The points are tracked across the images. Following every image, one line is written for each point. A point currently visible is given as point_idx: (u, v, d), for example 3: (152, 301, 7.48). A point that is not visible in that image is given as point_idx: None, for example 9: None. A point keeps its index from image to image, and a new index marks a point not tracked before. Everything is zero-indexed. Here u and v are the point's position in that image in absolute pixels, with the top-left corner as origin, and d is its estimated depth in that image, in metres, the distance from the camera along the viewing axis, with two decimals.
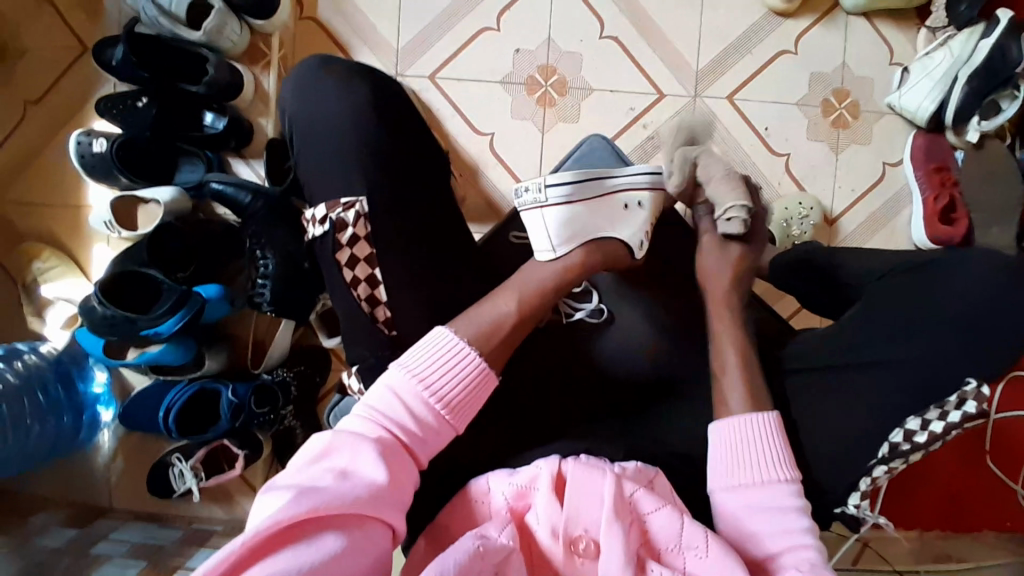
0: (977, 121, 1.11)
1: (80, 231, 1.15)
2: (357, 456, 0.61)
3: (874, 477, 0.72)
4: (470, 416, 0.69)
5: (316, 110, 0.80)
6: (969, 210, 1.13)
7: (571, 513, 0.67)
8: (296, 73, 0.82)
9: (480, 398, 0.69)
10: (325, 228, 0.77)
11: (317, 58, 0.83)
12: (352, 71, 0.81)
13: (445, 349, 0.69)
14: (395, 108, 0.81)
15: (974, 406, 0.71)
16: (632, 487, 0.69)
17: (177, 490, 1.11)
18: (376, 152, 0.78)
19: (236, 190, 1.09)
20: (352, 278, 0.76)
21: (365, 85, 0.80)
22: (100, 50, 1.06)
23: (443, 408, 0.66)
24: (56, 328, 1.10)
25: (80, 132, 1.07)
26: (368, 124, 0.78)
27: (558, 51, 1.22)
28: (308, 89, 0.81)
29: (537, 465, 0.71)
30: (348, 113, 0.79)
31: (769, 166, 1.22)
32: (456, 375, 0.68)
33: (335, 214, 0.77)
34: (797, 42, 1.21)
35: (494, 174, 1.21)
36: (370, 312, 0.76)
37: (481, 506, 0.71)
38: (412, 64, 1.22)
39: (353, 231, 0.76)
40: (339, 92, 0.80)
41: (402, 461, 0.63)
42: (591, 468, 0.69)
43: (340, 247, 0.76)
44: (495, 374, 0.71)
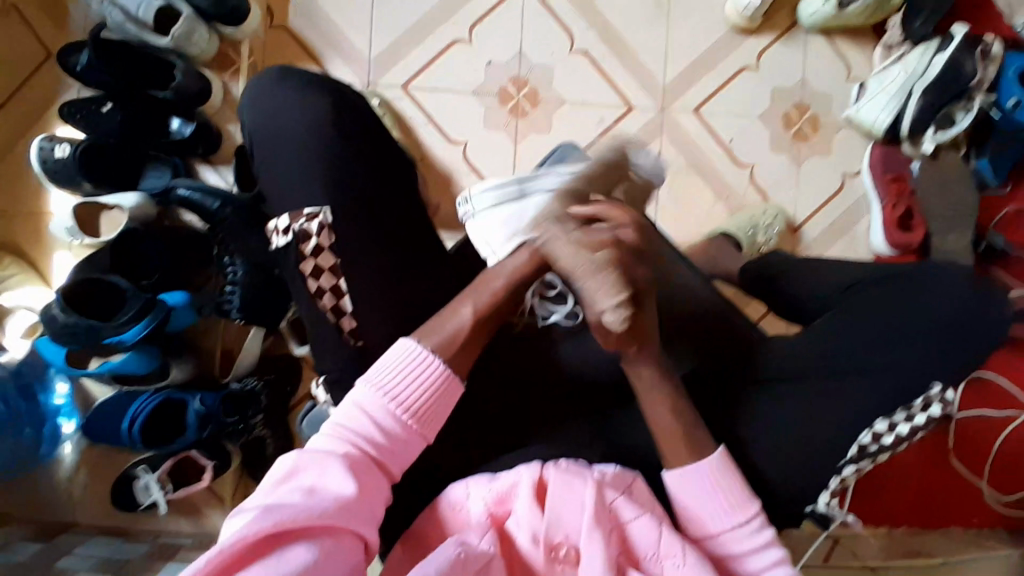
0: (931, 133, 1.17)
1: (42, 238, 1.12)
2: (324, 472, 0.61)
3: (844, 476, 0.76)
4: (437, 425, 0.70)
5: (272, 116, 0.76)
6: (926, 219, 1.18)
7: (552, 519, 0.67)
8: (257, 81, 0.78)
9: (447, 406, 0.70)
10: (289, 238, 0.73)
11: (275, 66, 0.79)
12: (311, 74, 0.78)
13: (408, 359, 0.69)
14: (359, 115, 0.78)
15: (938, 408, 0.78)
16: (613, 495, 0.69)
17: (142, 504, 1.09)
18: (343, 159, 0.75)
19: (203, 196, 1.06)
20: (317, 288, 0.73)
21: (327, 92, 0.77)
22: (65, 55, 1.05)
23: (409, 417, 0.67)
24: (15, 338, 1.05)
25: (41, 137, 1.05)
26: (334, 125, 0.75)
27: (530, 63, 1.24)
28: (266, 96, 0.77)
29: (517, 471, 0.72)
30: (307, 114, 0.76)
31: (735, 176, 1.26)
32: (421, 383, 0.68)
33: (298, 224, 0.73)
34: (759, 58, 1.26)
35: (468, 183, 1.23)
36: (336, 322, 0.74)
37: (458, 511, 0.71)
38: (385, 74, 1.23)
39: (317, 241, 0.73)
40: (304, 96, 0.76)
41: (370, 473, 0.63)
42: (573, 476, 0.70)
43: (304, 258, 0.73)
44: (461, 381, 0.72)
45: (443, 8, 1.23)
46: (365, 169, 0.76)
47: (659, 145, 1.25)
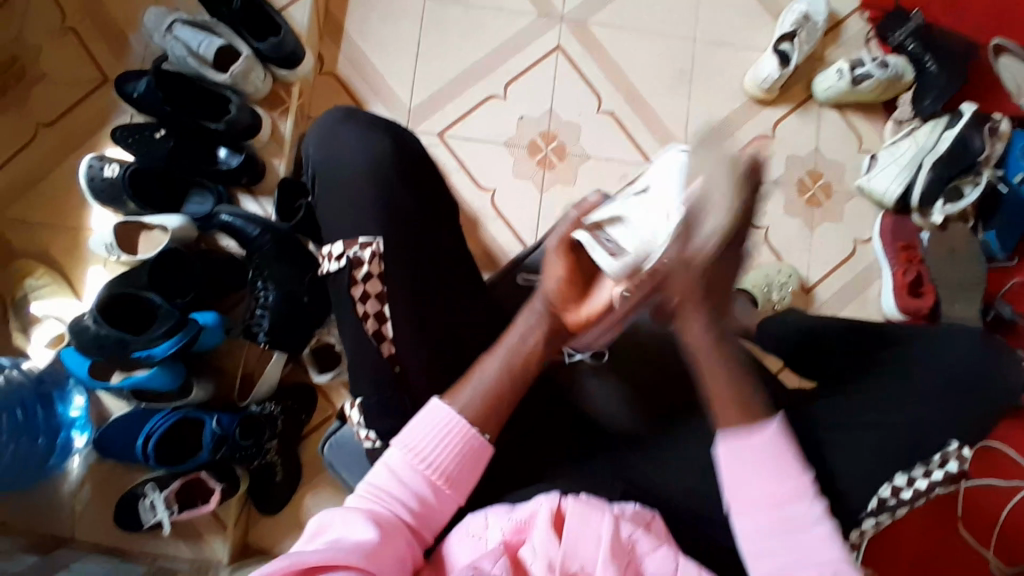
0: (940, 205, 1.22)
1: (81, 252, 1.16)
2: (348, 526, 0.68)
3: (865, 530, 0.80)
4: (467, 483, 0.74)
5: (330, 152, 0.82)
6: (935, 286, 1.21)
7: (568, 549, 0.68)
8: (322, 124, 0.85)
9: (476, 464, 0.75)
10: (341, 264, 0.78)
11: (338, 109, 0.86)
12: (372, 118, 0.84)
13: (438, 424, 0.74)
14: (412, 154, 0.84)
15: (955, 466, 0.80)
16: (630, 529, 0.71)
17: (146, 523, 1.07)
18: (395, 194, 0.80)
19: (245, 223, 1.11)
20: (363, 312, 0.77)
21: (389, 135, 0.83)
22: (123, 81, 1.12)
23: (437, 476, 0.73)
24: (41, 347, 1.09)
25: (93, 156, 1.12)
26: (390, 156, 0.81)
27: (559, 120, 1.31)
28: (330, 134, 0.83)
29: (537, 500, 0.72)
30: (365, 151, 0.81)
31: (749, 236, 1.31)
32: (447, 442, 0.73)
33: (351, 252, 0.78)
34: (776, 127, 1.33)
35: (493, 227, 1.27)
36: (377, 346, 0.77)
37: (475, 540, 0.71)
38: (422, 122, 1.30)
39: (368, 269, 0.77)
40: (368, 136, 0.82)
41: (395, 529, 0.69)
42: (590, 508, 0.70)
43: (354, 284, 0.77)
44: (489, 442, 0.75)
45: (481, 65, 1.32)
46: (412, 198, 0.81)
47: None
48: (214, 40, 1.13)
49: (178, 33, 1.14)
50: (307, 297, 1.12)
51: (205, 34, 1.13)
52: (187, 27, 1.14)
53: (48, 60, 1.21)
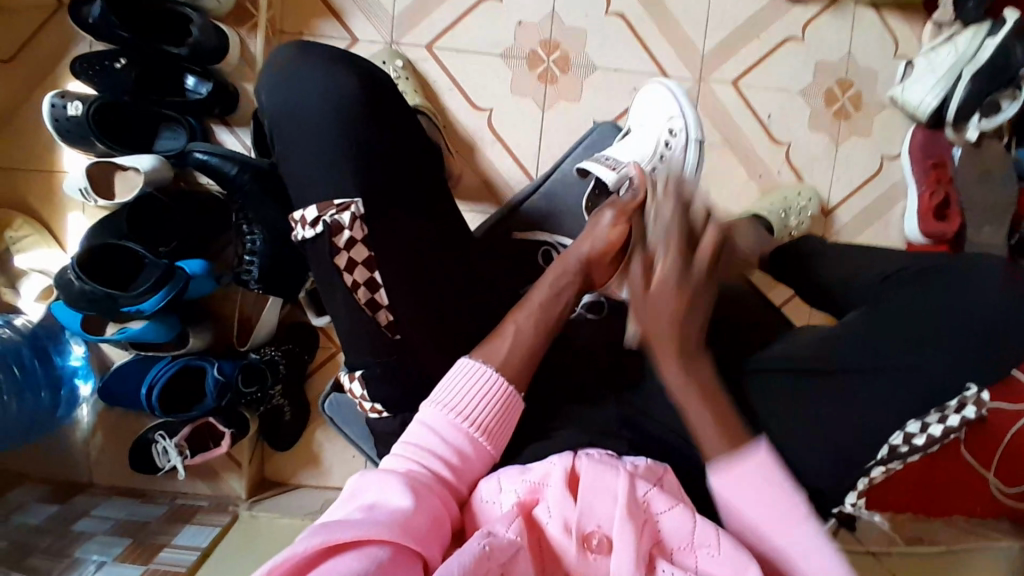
0: (976, 120, 1.12)
1: (54, 198, 1.08)
2: (383, 490, 0.60)
3: (871, 477, 0.74)
4: (502, 442, 0.70)
5: (292, 104, 0.72)
6: (963, 208, 1.14)
7: (585, 506, 0.62)
8: (283, 56, 0.74)
9: (510, 423, 0.71)
10: (317, 231, 0.70)
11: (298, 44, 0.76)
12: (333, 55, 0.74)
13: (472, 379, 0.70)
14: (387, 97, 0.74)
15: (972, 410, 0.73)
16: (644, 488, 0.64)
17: (161, 468, 1.09)
18: (367, 139, 0.72)
19: (221, 161, 1.02)
20: (352, 282, 0.70)
21: (354, 70, 0.73)
22: (76, 7, 0.98)
23: (475, 430, 0.68)
24: (30, 301, 1.05)
25: (53, 94, 0.99)
26: (364, 100, 0.72)
27: (563, 25, 1.17)
28: (280, 77, 0.74)
29: (550, 461, 0.66)
30: (327, 90, 0.72)
31: (769, 155, 1.21)
32: (489, 398, 0.70)
33: (329, 216, 0.69)
34: (805, 29, 1.19)
35: (492, 153, 1.18)
36: (371, 316, 0.71)
37: (490, 505, 0.65)
38: (408, 33, 1.16)
39: (350, 234, 0.69)
40: (333, 73, 0.72)
41: (433, 492, 0.62)
42: (605, 467, 0.65)
43: (337, 251, 0.70)
44: (522, 399, 0.73)
45: None
46: (399, 159, 0.73)
47: None
48: None
49: None
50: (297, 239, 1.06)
51: None
52: None
53: None
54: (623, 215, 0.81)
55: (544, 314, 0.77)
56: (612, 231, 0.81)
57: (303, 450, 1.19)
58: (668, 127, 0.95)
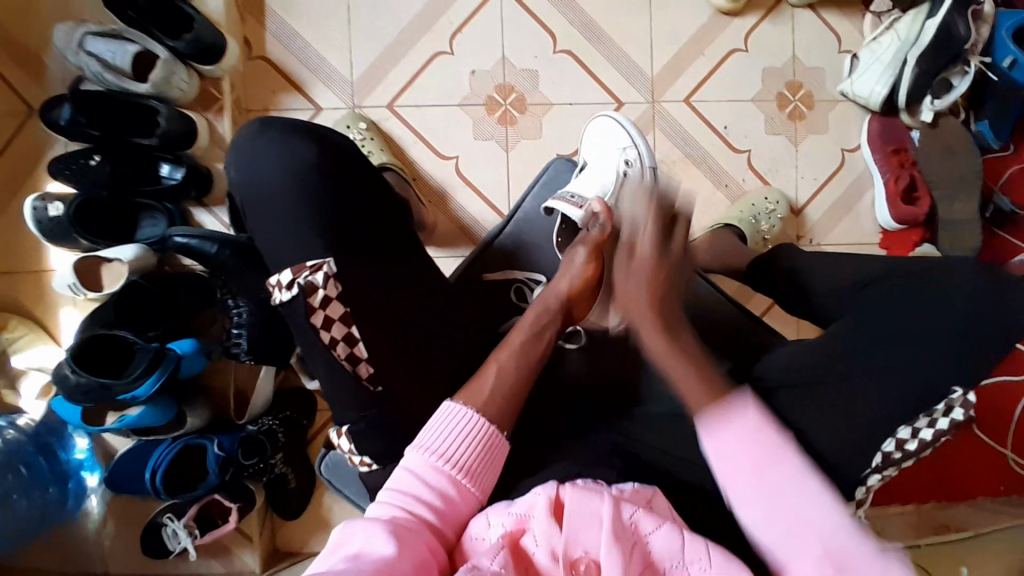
0: (929, 101, 1.16)
1: (46, 296, 1.11)
2: (368, 538, 0.59)
3: (869, 487, 0.70)
4: (485, 480, 0.70)
5: (254, 180, 0.74)
6: (929, 188, 1.17)
7: (570, 532, 0.62)
8: (237, 137, 0.76)
9: (497, 460, 0.71)
10: (292, 293, 0.69)
11: (254, 121, 0.77)
12: (289, 128, 0.76)
13: (454, 422, 0.70)
14: (344, 164, 0.76)
15: (962, 413, 0.69)
16: (632, 511, 0.64)
17: (172, 551, 1.08)
18: (331, 205, 0.73)
19: (201, 242, 1.05)
20: (329, 339, 0.69)
21: (314, 141, 0.75)
22: (45, 109, 1.01)
23: (461, 473, 0.68)
24: (31, 399, 1.07)
25: (34, 197, 1.03)
26: (322, 168, 0.74)
27: (515, 68, 1.22)
28: (243, 156, 0.75)
29: (534, 492, 0.66)
30: (284, 165, 0.74)
31: (731, 163, 1.24)
32: (470, 439, 0.69)
33: (303, 278, 0.70)
34: (748, 39, 1.23)
35: (462, 197, 1.22)
36: (352, 371, 0.71)
37: (479, 543, 0.65)
38: (368, 96, 1.21)
39: (325, 293, 0.70)
40: (289, 147, 0.74)
41: (417, 537, 0.62)
42: (589, 492, 0.65)
43: (313, 311, 0.69)
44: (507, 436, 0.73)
45: (421, 21, 1.21)
46: (361, 212, 0.75)
47: (652, 137, 1.23)
48: (126, 48, 1.04)
49: (88, 47, 1.03)
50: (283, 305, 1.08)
51: (115, 42, 1.04)
52: (96, 37, 1.04)
53: None
54: (594, 252, 0.85)
55: (527, 348, 0.78)
56: (584, 268, 0.85)
57: (314, 514, 1.19)
58: (624, 158, 0.99)
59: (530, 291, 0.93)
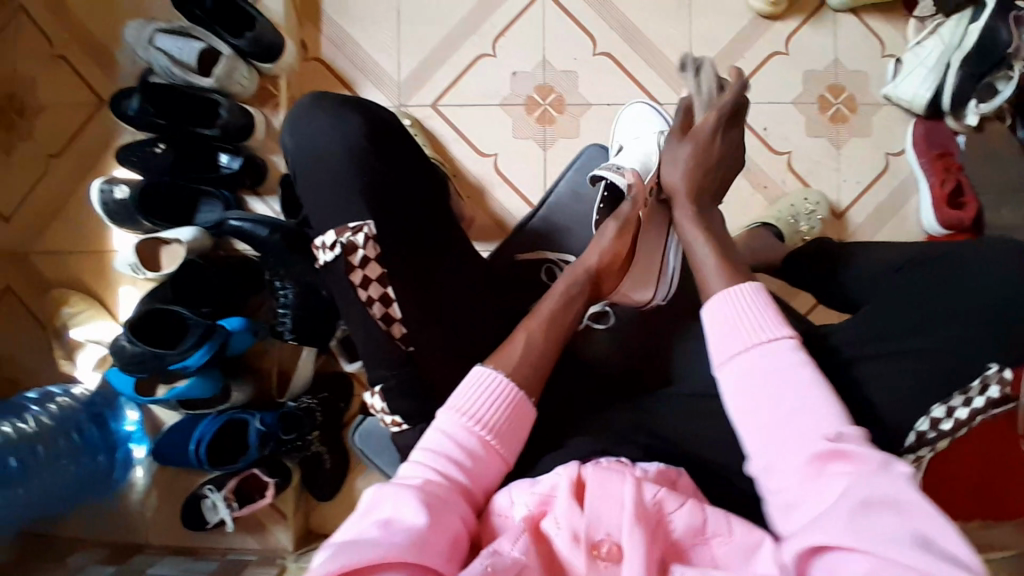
0: (975, 104, 1.14)
1: (106, 275, 1.18)
2: (401, 504, 0.60)
3: (903, 467, 0.71)
4: (513, 443, 0.71)
5: (306, 150, 0.79)
6: (976, 194, 1.15)
7: (592, 515, 0.62)
8: (292, 111, 0.81)
9: (522, 426, 0.72)
10: (334, 253, 0.74)
11: (307, 96, 0.82)
12: (340, 104, 0.80)
13: (484, 386, 0.71)
14: (390, 142, 0.80)
15: (998, 390, 0.69)
16: (654, 490, 0.63)
17: (210, 522, 1.13)
18: (382, 176, 0.77)
19: (253, 225, 1.09)
20: (367, 298, 0.73)
21: (363, 115, 0.80)
22: (116, 100, 1.12)
23: (489, 435, 0.69)
24: (88, 370, 1.14)
25: (101, 181, 1.11)
26: (373, 141, 0.79)
27: (555, 70, 1.25)
28: (298, 126, 0.80)
29: (556, 472, 0.67)
30: (336, 137, 0.78)
31: (770, 165, 1.24)
32: (498, 403, 0.70)
33: (344, 239, 0.74)
34: (788, 43, 1.24)
35: (501, 193, 1.25)
36: (386, 330, 0.74)
37: (502, 518, 0.66)
38: (413, 95, 1.26)
39: (364, 253, 0.73)
40: (342, 121, 0.79)
41: (448, 502, 0.62)
42: (612, 474, 0.65)
43: (352, 270, 0.73)
44: (533, 404, 0.74)
45: (466, 25, 1.26)
46: (401, 185, 0.78)
47: None
48: (192, 44, 1.11)
49: (158, 43, 1.12)
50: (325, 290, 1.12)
51: (182, 39, 1.12)
52: (165, 34, 1.12)
53: (38, 88, 1.20)
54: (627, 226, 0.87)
55: (553, 320, 0.79)
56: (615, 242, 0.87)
57: (346, 498, 1.21)
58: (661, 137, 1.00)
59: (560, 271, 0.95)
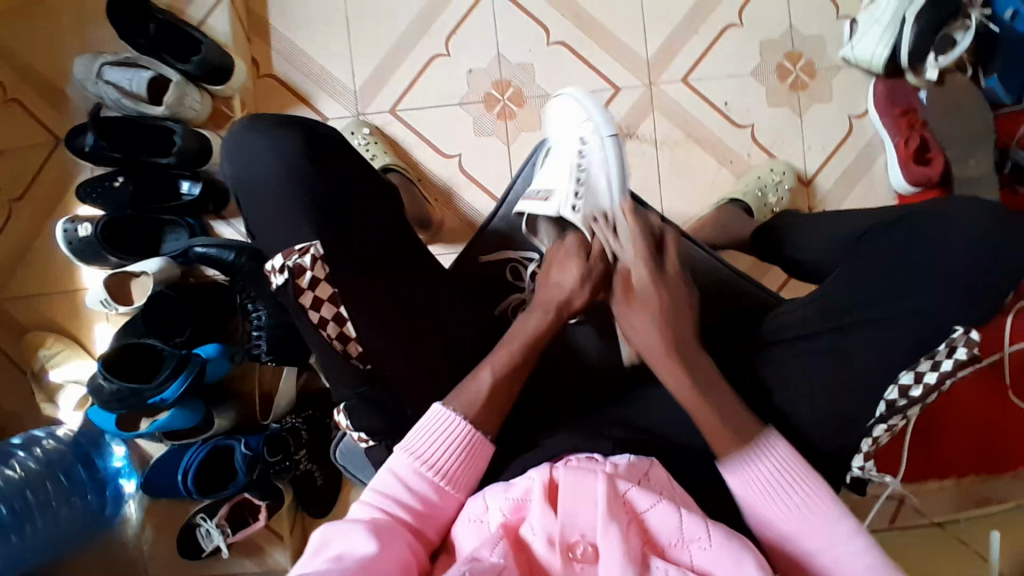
0: (933, 58, 1.13)
1: (79, 313, 1.18)
2: (351, 538, 0.60)
3: (876, 437, 0.73)
4: (467, 485, 0.70)
5: (248, 174, 0.79)
6: (942, 147, 1.13)
7: (566, 518, 0.61)
8: (228, 135, 0.80)
9: (478, 466, 0.71)
10: (283, 277, 0.73)
11: (242, 119, 0.82)
12: (275, 122, 0.80)
13: (440, 428, 0.71)
14: (326, 153, 0.80)
15: (965, 352, 0.69)
16: (625, 485, 0.64)
17: (206, 549, 1.13)
18: (325, 193, 0.77)
19: (219, 250, 1.10)
20: (319, 319, 0.73)
21: (297, 130, 0.79)
22: (73, 137, 1.11)
23: (442, 479, 0.69)
24: (70, 411, 1.14)
25: (64, 220, 1.11)
26: (311, 162, 0.78)
27: (510, 64, 1.24)
28: (237, 151, 0.80)
29: (528, 476, 0.66)
30: (277, 158, 0.78)
31: (735, 139, 1.23)
32: (453, 446, 0.70)
33: (292, 261, 0.73)
34: (742, 14, 1.22)
35: (468, 194, 1.24)
36: (342, 349, 0.74)
37: (478, 526, 0.65)
38: (371, 103, 1.25)
39: (313, 274, 0.73)
40: (279, 142, 0.78)
41: (398, 536, 0.63)
42: (583, 472, 0.65)
43: (302, 292, 0.73)
44: (490, 441, 0.72)
45: (416, 27, 1.25)
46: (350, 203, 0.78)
47: (651, 120, 1.23)
48: (142, 73, 1.11)
49: (107, 76, 1.12)
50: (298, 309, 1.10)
51: (131, 69, 1.12)
52: (113, 67, 1.12)
53: None
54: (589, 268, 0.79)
55: (519, 369, 0.75)
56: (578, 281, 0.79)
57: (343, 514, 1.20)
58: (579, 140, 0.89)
59: (524, 269, 0.94)
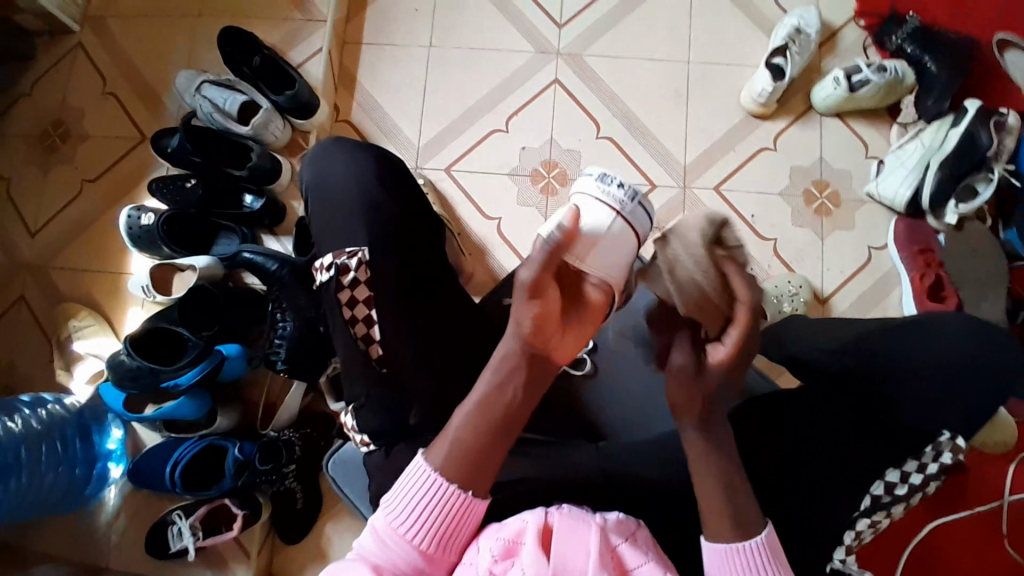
0: (954, 205, 1.21)
1: (117, 294, 1.24)
2: None
3: (860, 530, 0.75)
4: (459, 544, 0.66)
5: (318, 176, 0.92)
6: (956, 289, 1.19)
7: (558, 565, 0.59)
8: (315, 147, 0.95)
9: (470, 527, 0.66)
10: (330, 274, 0.85)
11: (329, 137, 0.96)
12: (356, 145, 0.94)
13: (425, 484, 0.66)
14: (393, 175, 0.93)
15: (950, 458, 0.76)
16: (616, 540, 0.63)
17: (172, 549, 1.11)
18: (380, 204, 0.89)
19: (263, 258, 1.16)
20: (351, 316, 0.83)
21: (372, 152, 0.94)
22: (158, 138, 1.23)
23: (433, 540, 0.65)
24: (81, 383, 1.18)
25: (132, 208, 1.20)
26: (372, 179, 0.91)
27: (560, 148, 1.36)
28: (318, 157, 0.94)
29: (522, 517, 0.63)
30: (349, 171, 0.91)
31: (758, 249, 1.30)
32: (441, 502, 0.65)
33: (340, 261, 0.85)
34: (777, 139, 1.34)
35: (500, 253, 1.31)
36: (364, 349, 0.83)
37: (468, 567, 0.63)
38: (429, 159, 1.37)
39: (355, 275, 0.84)
40: (354, 158, 0.92)
41: None
42: (578, 522, 0.62)
43: (341, 289, 0.84)
44: (483, 499, 0.66)
45: (483, 102, 1.39)
46: None
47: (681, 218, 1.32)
48: (237, 97, 1.24)
49: (206, 92, 1.25)
50: (323, 327, 1.13)
51: (229, 92, 1.25)
52: (214, 86, 1.25)
53: (85, 118, 1.33)
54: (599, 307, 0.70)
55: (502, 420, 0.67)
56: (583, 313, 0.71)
57: (314, 545, 1.17)
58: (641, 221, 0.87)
59: None
